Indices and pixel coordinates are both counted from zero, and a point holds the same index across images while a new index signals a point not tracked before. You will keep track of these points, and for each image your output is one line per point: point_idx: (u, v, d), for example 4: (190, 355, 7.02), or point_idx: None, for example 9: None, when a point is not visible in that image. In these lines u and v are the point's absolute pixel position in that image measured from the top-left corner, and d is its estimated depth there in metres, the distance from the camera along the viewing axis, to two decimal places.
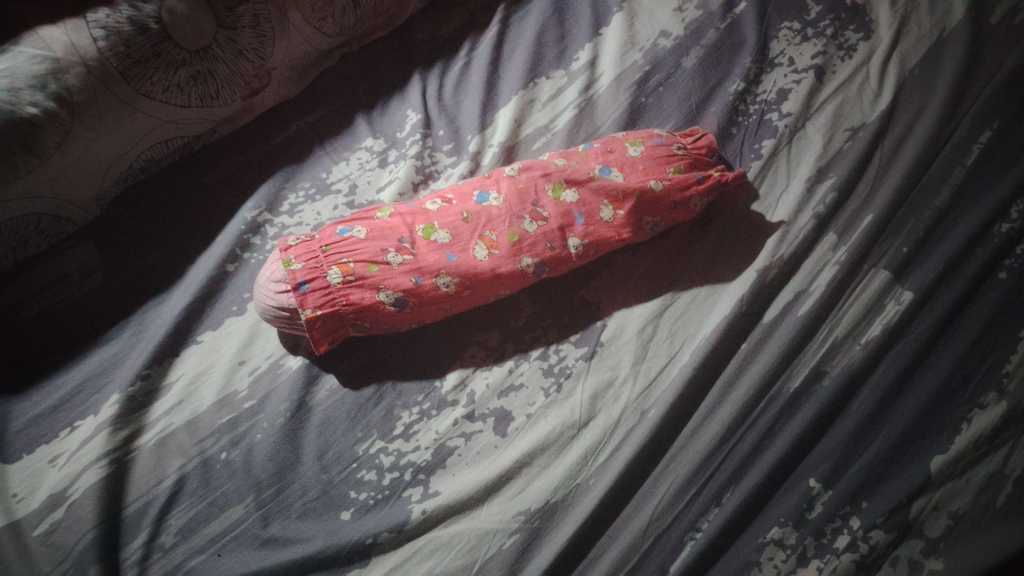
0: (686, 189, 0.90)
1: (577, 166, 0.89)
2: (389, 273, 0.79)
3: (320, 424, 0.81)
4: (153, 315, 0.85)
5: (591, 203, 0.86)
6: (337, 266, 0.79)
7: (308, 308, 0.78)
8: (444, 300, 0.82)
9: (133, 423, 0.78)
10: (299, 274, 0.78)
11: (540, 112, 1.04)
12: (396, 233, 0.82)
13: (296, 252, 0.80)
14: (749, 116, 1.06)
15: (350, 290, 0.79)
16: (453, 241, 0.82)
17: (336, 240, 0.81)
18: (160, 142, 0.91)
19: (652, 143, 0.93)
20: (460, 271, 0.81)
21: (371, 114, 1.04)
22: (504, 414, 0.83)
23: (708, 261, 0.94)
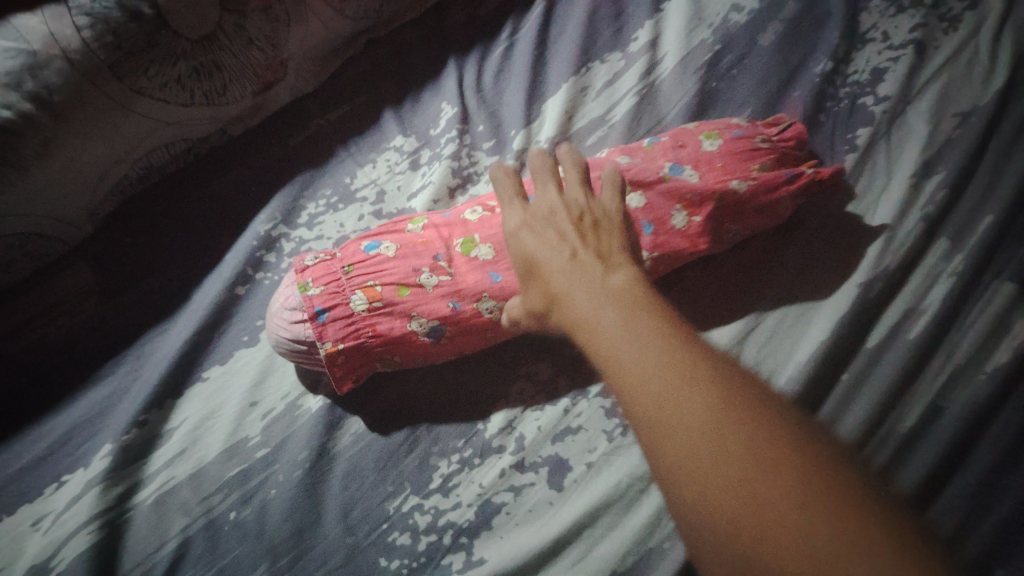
0: (775, 190, 0.75)
1: (642, 163, 0.76)
2: (422, 297, 0.66)
3: (344, 476, 0.69)
4: (153, 347, 0.74)
5: (660, 209, 0.72)
6: (362, 290, 0.67)
7: (328, 341, 0.66)
8: (486, 327, 0.68)
9: (128, 477, 0.66)
10: (315, 300, 0.67)
11: (594, 101, 0.90)
12: (431, 249, 0.69)
13: (314, 274, 0.68)
14: (839, 101, 0.91)
15: (376, 319, 0.67)
16: (497, 257, 0.68)
17: (360, 259, 0.69)
18: (158, 146, 0.80)
19: (732, 136, 0.79)
20: (505, 293, 0.66)
21: (401, 108, 0.91)
22: (560, 464, 0.69)
23: (792, 278, 0.80)
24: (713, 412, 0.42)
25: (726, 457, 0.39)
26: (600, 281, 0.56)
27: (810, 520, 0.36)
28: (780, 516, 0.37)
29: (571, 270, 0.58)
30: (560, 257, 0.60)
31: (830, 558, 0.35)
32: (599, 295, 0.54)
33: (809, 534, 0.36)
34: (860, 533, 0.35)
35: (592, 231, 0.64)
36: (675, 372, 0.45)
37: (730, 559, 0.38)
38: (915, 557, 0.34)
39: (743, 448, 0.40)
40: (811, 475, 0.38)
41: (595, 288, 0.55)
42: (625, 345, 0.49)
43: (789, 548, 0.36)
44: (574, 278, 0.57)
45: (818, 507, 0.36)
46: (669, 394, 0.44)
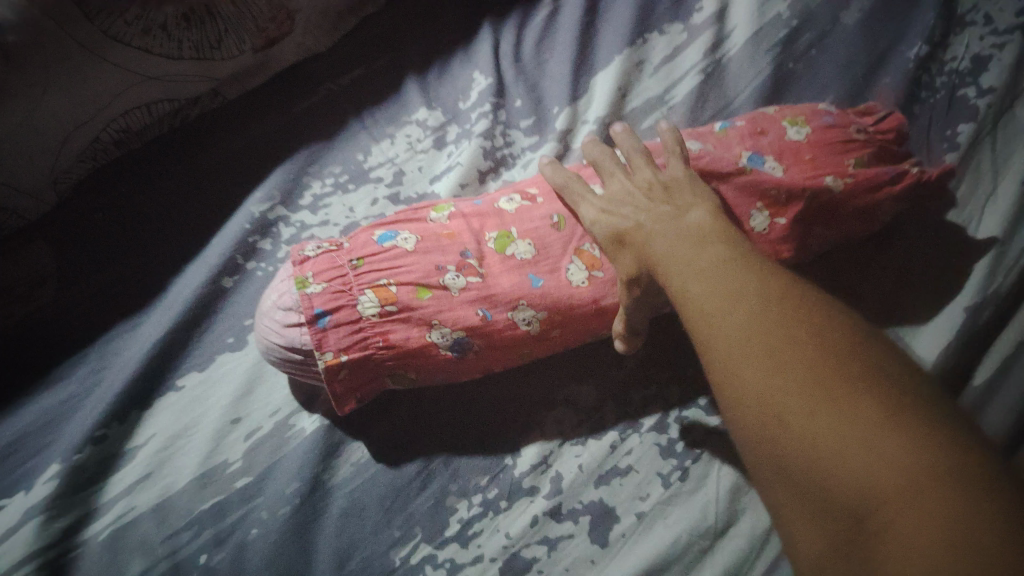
0: (874, 191, 0.62)
1: (716, 152, 0.62)
2: (447, 301, 0.53)
3: (342, 516, 0.56)
4: (121, 346, 0.61)
5: (737, 207, 0.59)
6: (372, 289, 0.53)
7: (328, 351, 0.53)
8: (522, 343, 0.55)
9: (78, 506, 0.54)
10: (317, 300, 0.53)
11: (650, 78, 0.77)
12: (458, 243, 0.55)
13: (315, 267, 0.55)
14: (934, 92, 0.77)
15: (389, 326, 0.53)
16: (538, 256, 0.55)
17: (371, 251, 0.55)
18: (133, 107, 0.67)
19: (824, 123, 0.65)
20: (547, 301, 0.54)
21: (426, 76, 0.79)
22: (604, 512, 0.56)
23: (884, 302, 0.68)
24: (756, 318, 0.37)
25: (763, 351, 0.35)
26: (672, 222, 0.49)
27: (835, 417, 0.31)
28: (798, 412, 0.33)
29: (655, 222, 0.49)
30: (642, 217, 0.51)
31: (845, 450, 0.30)
32: (674, 236, 0.47)
33: (832, 427, 0.31)
34: (888, 429, 0.30)
35: (671, 190, 0.53)
36: (731, 281, 0.40)
37: (764, 458, 0.34)
38: (950, 456, 0.29)
39: (784, 344, 0.35)
40: (855, 377, 0.32)
41: (666, 229, 0.48)
42: (685, 264, 0.44)
43: (805, 441, 0.32)
44: (658, 228, 0.49)
45: (853, 405, 0.31)
46: (719, 302, 0.39)
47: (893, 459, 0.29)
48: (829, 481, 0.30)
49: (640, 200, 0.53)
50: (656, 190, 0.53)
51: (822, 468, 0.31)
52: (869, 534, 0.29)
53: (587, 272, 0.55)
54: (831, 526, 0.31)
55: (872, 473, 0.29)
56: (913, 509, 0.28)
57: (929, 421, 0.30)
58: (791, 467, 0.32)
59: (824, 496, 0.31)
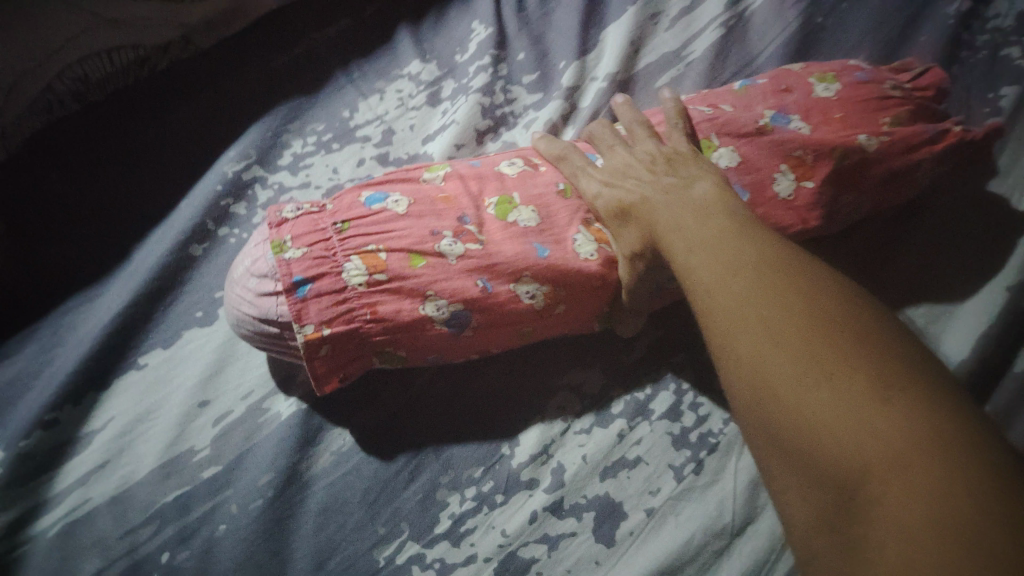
0: (916, 161, 0.54)
1: (735, 112, 0.55)
2: (443, 270, 0.46)
3: (321, 510, 0.51)
4: (78, 320, 0.55)
5: (758, 170, 0.52)
6: (359, 255, 0.46)
7: (309, 324, 0.46)
8: (523, 321, 0.48)
9: (26, 498, 0.49)
10: (297, 266, 0.46)
11: (667, 32, 0.71)
12: (455, 207, 0.48)
13: (293, 228, 0.47)
14: (976, 50, 0.70)
15: (378, 298, 0.46)
16: (544, 224, 0.48)
17: (360, 214, 0.48)
18: (96, 52, 0.62)
19: (856, 79, 0.57)
20: (552, 274, 0.47)
21: (420, 28, 0.72)
22: (610, 509, 0.51)
23: (909, 283, 0.60)
24: (749, 282, 0.33)
25: (756, 315, 0.31)
26: (676, 193, 0.44)
27: (825, 388, 0.27)
28: (790, 383, 0.28)
29: (662, 193, 0.44)
30: (649, 188, 0.45)
31: (833, 423, 0.26)
32: (677, 211, 0.42)
33: (826, 400, 0.27)
34: (881, 401, 0.26)
35: (680, 159, 0.47)
36: (729, 245, 0.36)
37: (755, 434, 0.30)
38: (953, 437, 0.24)
39: (775, 309, 0.31)
40: (850, 343, 0.28)
41: (670, 201, 0.43)
42: (688, 232, 0.39)
43: (796, 415, 0.27)
44: (664, 200, 0.43)
45: (846, 374, 0.27)
46: (713, 268, 0.35)
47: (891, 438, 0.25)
48: (815, 459, 0.26)
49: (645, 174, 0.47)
50: (660, 160, 0.48)
51: (809, 449, 0.27)
52: (856, 517, 0.25)
53: (595, 245, 0.48)
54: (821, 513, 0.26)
55: (862, 448, 0.25)
56: (903, 488, 0.24)
57: (932, 395, 0.26)
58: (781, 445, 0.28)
59: (810, 476, 0.27)
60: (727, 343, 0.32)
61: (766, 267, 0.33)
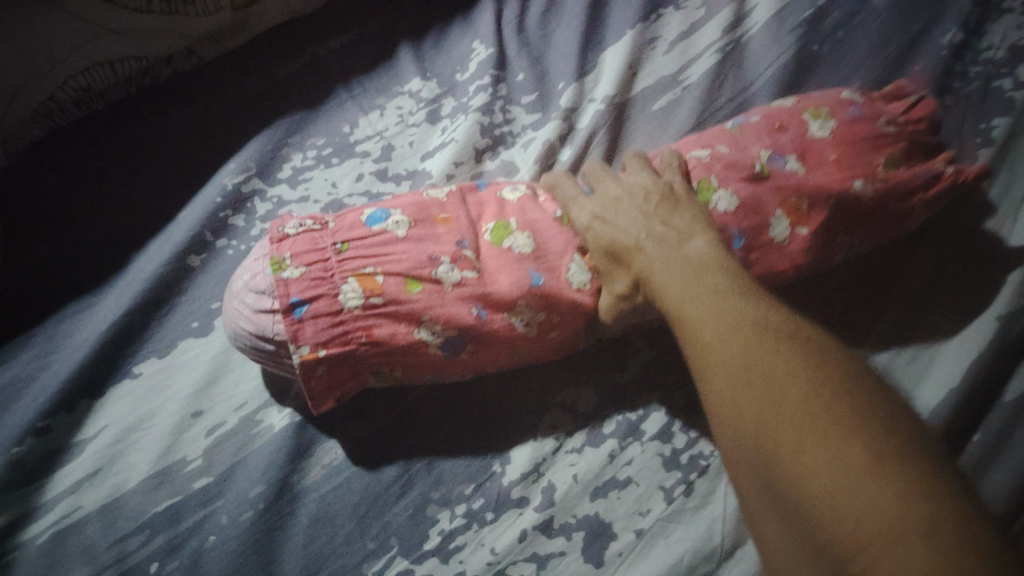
0: (903, 205, 0.55)
1: (731, 155, 0.54)
2: (440, 298, 0.46)
3: (310, 524, 0.51)
4: (73, 327, 0.55)
5: (753, 217, 0.51)
6: (356, 278, 0.46)
7: (304, 346, 0.45)
8: (516, 346, 0.49)
9: (16, 505, 0.49)
10: (295, 286, 0.45)
11: (664, 56, 0.72)
12: (454, 232, 0.49)
13: (293, 247, 0.47)
14: (969, 81, 0.71)
15: (374, 322, 0.46)
16: (539, 251, 0.49)
17: (358, 234, 0.48)
18: (95, 65, 0.61)
19: (847, 123, 0.56)
20: (548, 302, 0.48)
21: (421, 45, 0.73)
22: (600, 529, 0.51)
23: (888, 327, 0.59)
24: (741, 332, 0.34)
25: (746, 366, 0.33)
26: (671, 249, 0.43)
27: (811, 438, 0.28)
28: (780, 431, 0.30)
29: (656, 245, 0.44)
30: (643, 237, 0.45)
31: (823, 465, 0.28)
32: (673, 263, 0.42)
33: (813, 447, 0.28)
34: (861, 451, 0.27)
35: (674, 199, 0.48)
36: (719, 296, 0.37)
37: (751, 482, 0.31)
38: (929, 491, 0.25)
39: (766, 361, 0.32)
40: (832, 395, 0.30)
41: (665, 255, 0.43)
42: (679, 277, 0.40)
43: (786, 462, 0.29)
44: (657, 253, 0.43)
45: (833, 417, 0.29)
46: (709, 314, 0.36)
47: (872, 490, 0.26)
48: (804, 506, 0.28)
49: (645, 217, 0.47)
50: (657, 205, 0.48)
51: (798, 496, 0.28)
52: (842, 552, 0.26)
53: (589, 275, 0.49)
54: (811, 560, 0.27)
55: (845, 496, 0.26)
56: (884, 538, 0.25)
57: (908, 446, 0.27)
58: (775, 491, 0.29)
59: (801, 524, 0.28)
60: (721, 391, 0.33)
61: (753, 317, 0.35)
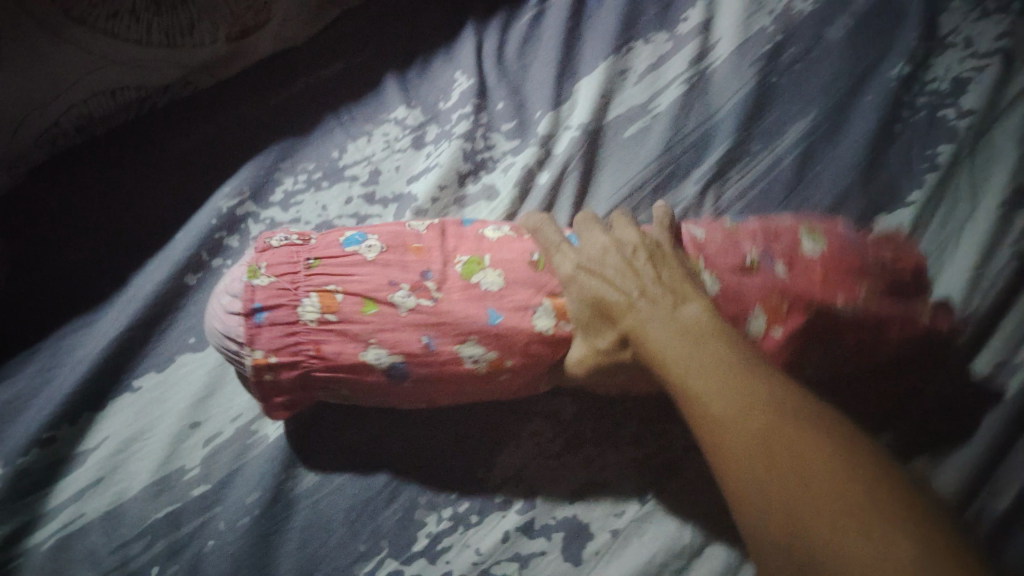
0: (880, 331, 0.52)
1: (718, 247, 0.53)
2: (393, 321, 0.47)
3: (304, 529, 0.54)
4: (75, 344, 0.58)
5: (730, 306, 0.49)
6: (317, 293, 0.48)
7: (258, 349, 0.48)
8: (467, 381, 0.49)
9: (22, 513, 0.51)
10: (259, 293, 0.48)
11: (634, 87, 0.76)
12: (423, 261, 0.49)
13: (270, 257, 0.49)
14: (916, 110, 0.77)
15: (325, 337, 0.48)
16: (505, 290, 0.48)
17: (331, 252, 0.49)
18: (97, 94, 0.64)
19: (842, 242, 0.54)
20: (500, 343, 0.47)
21: (406, 75, 0.77)
22: (578, 530, 0.54)
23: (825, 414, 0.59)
24: (760, 416, 0.34)
25: (766, 439, 0.34)
26: (665, 313, 0.42)
27: (851, 525, 0.30)
28: (816, 512, 0.31)
29: (649, 306, 0.43)
30: (631, 297, 0.45)
31: (867, 554, 0.29)
32: (667, 321, 0.42)
33: (855, 536, 0.29)
34: (902, 541, 0.29)
35: (662, 256, 0.48)
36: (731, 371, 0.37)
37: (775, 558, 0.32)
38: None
39: (786, 437, 0.34)
40: (857, 475, 0.31)
41: (660, 318, 0.42)
42: (674, 333, 0.41)
43: (827, 546, 0.30)
44: (651, 314, 0.43)
45: (868, 504, 0.30)
46: (715, 380, 0.37)
47: None
48: None
49: (638, 272, 0.47)
50: (648, 266, 0.47)
51: None
52: None
53: (553, 322, 0.47)
54: None
55: None
56: None
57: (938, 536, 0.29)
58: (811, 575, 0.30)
59: None
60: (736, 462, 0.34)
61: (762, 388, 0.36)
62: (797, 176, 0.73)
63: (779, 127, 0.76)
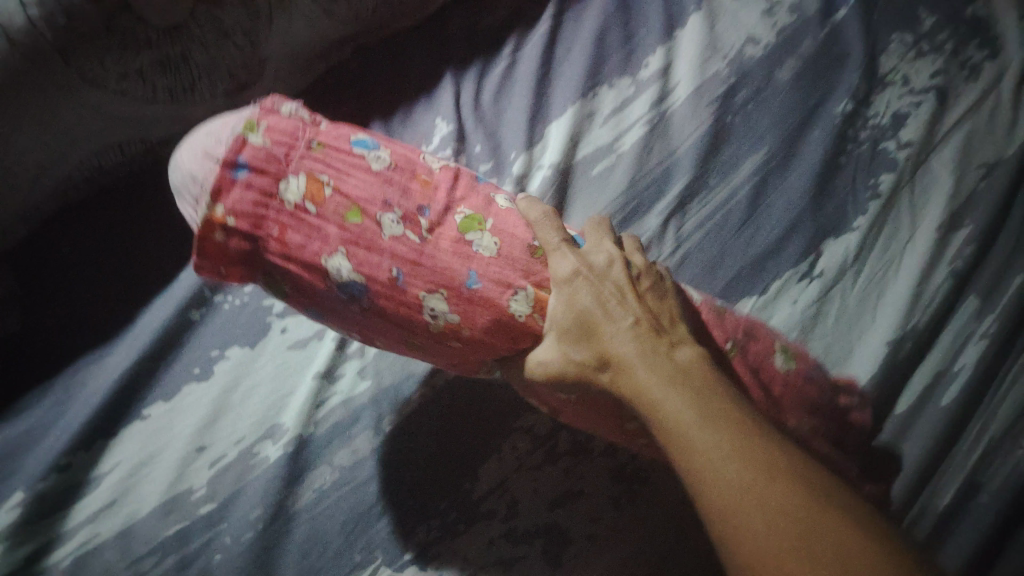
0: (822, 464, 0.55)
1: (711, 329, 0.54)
2: (372, 239, 0.46)
3: (303, 542, 0.58)
4: (88, 377, 0.63)
5: None
6: (307, 178, 0.46)
7: (221, 207, 0.45)
8: (415, 327, 0.48)
9: (42, 534, 0.56)
10: (248, 150, 0.45)
11: (601, 128, 0.83)
12: (426, 196, 0.49)
13: (275, 123, 0.47)
14: (859, 143, 0.84)
15: (292, 226, 0.46)
16: (493, 259, 0.48)
17: (338, 147, 0.48)
18: (106, 147, 0.69)
19: (811, 371, 0.57)
20: (467, 304, 0.47)
21: (390, 122, 0.84)
22: (558, 535, 0.59)
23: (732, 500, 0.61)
24: (754, 470, 0.38)
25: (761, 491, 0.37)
26: (659, 354, 0.45)
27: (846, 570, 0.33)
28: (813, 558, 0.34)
29: (634, 338, 0.46)
30: (620, 323, 0.47)
31: None
32: (659, 363, 0.44)
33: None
34: None
35: (659, 293, 0.52)
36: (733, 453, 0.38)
37: None
38: None
39: (780, 489, 0.37)
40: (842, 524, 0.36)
41: (650, 358, 0.45)
42: (666, 376, 0.43)
43: None
44: (639, 347, 0.45)
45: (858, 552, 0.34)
46: (709, 433, 0.40)
47: None
48: None
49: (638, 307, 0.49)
50: (644, 305, 0.49)
51: None
52: None
53: (528, 311, 0.48)
54: None
55: None
56: None
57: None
58: None
59: None
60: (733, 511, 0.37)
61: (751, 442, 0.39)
62: (751, 206, 0.80)
63: (735, 162, 0.83)
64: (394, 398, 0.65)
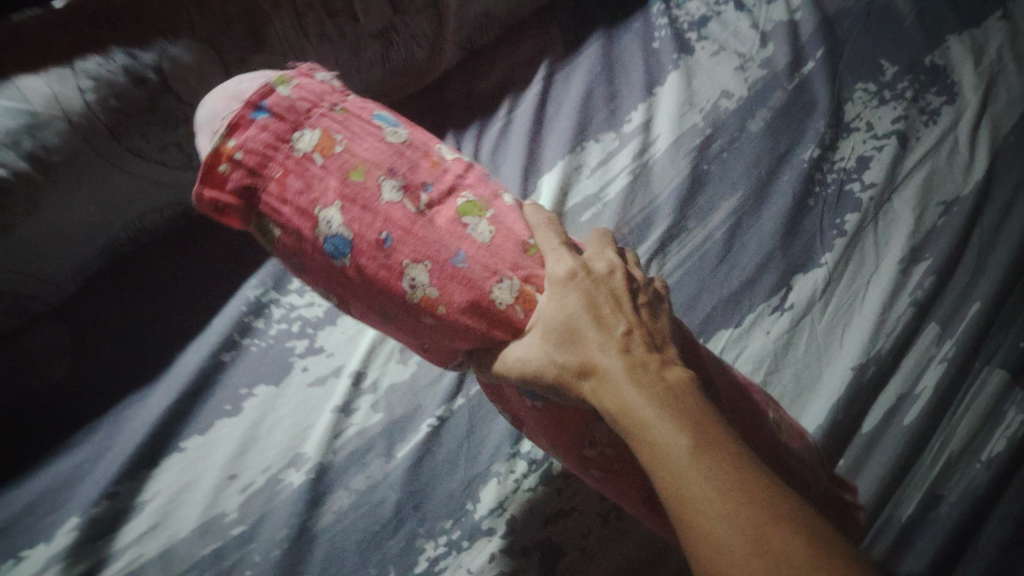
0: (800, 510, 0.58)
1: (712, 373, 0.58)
2: (367, 198, 0.49)
3: (325, 559, 0.65)
4: (132, 415, 0.71)
5: None
6: (320, 132, 0.50)
7: (235, 138, 0.49)
8: (394, 299, 0.50)
9: (94, 553, 0.63)
10: (273, 97, 0.51)
11: (587, 179, 0.92)
12: (430, 174, 0.53)
13: (305, 82, 0.53)
14: (826, 185, 0.92)
15: (293, 172, 0.49)
16: (484, 245, 0.51)
17: (359, 117, 0.53)
18: (149, 211, 0.78)
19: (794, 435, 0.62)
20: (450, 278, 0.49)
21: None
22: (552, 548, 0.66)
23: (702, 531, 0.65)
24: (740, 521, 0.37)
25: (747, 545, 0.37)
26: (650, 369, 0.45)
27: None
28: None
29: (622, 355, 0.46)
30: (609, 338, 0.47)
31: None
32: (649, 385, 0.44)
33: None
34: None
35: (653, 313, 0.52)
36: (731, 495, 0.38)
37: None
38: None
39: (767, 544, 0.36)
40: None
41: (638, 376, 0.45)
42: (654, 405, 0.43)
43: None
44: (625, 365, 0.45)
45: None
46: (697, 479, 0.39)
47: None
48: None
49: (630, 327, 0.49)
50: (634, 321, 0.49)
51: None
52: None
53: (510, 299, 0.50)
54: None
55: None
56: None
57: None
58: None
59: None
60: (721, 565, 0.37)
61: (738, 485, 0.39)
62: (726, 246, 0.88)
63: (711, 206, 0.91)
64: (404, 427, 0.73)
